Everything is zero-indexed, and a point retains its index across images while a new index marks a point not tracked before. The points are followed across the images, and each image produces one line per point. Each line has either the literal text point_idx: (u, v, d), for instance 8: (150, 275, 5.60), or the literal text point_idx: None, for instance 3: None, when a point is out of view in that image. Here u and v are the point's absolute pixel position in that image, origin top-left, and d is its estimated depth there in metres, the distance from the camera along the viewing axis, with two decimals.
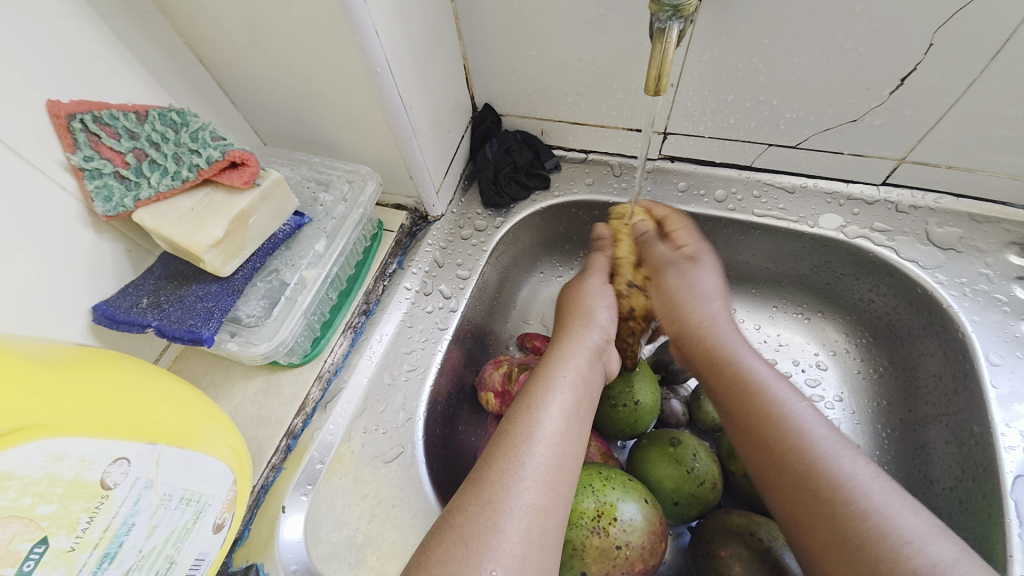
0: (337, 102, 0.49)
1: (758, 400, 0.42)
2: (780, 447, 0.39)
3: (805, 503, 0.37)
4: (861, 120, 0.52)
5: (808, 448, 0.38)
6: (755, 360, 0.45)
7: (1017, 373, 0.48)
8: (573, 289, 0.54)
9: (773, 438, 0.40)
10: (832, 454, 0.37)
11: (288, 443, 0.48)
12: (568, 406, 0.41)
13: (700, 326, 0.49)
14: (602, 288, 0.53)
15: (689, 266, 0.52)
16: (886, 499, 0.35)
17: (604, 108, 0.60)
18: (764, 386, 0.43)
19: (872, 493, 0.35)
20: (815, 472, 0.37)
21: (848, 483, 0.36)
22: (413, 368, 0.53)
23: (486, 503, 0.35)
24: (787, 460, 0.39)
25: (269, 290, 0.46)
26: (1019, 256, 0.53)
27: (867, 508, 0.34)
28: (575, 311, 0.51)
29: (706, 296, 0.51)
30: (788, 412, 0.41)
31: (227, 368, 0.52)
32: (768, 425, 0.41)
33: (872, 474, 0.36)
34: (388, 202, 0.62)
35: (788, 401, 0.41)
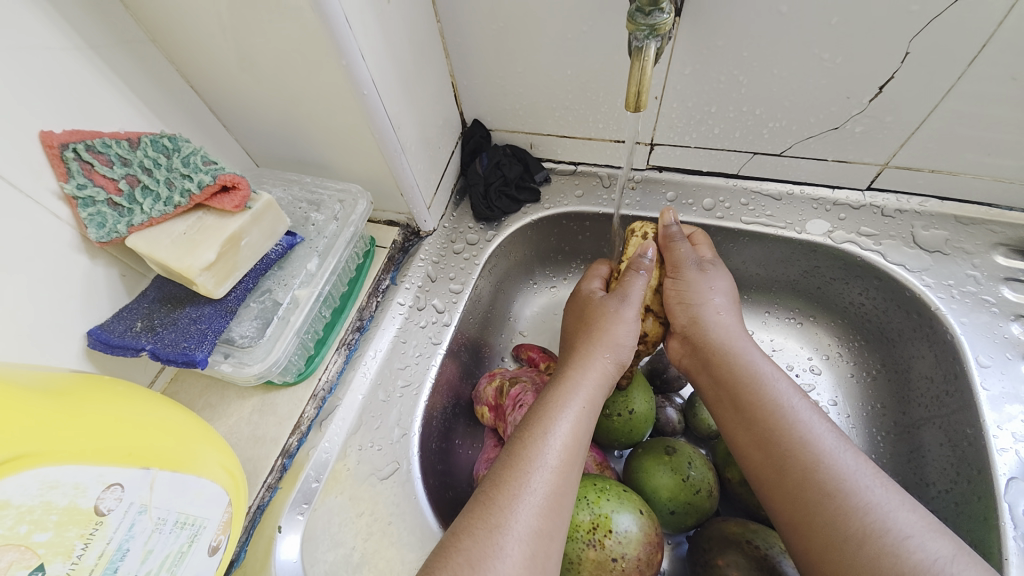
0: (326, 124, 0.50)
1: (763, 396, 0.42)
2: (784, 442, 0.39)
3: (810, 500, 0.37)
4: (843, 127, 0.53)
5: (814, 443, 0.39)
6: (759, 354, 0.45)
7: (1007, 374, 0.48)
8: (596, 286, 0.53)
9: (777, 435, 0.40)
10: (835, 450, 0.38)
11: (283, 463, 0.48)
12: (578, 430, 0.41)
13: (706, 319, 0.48)
14: (634, 321, 0.48)
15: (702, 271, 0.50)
16: (886, 495, 0.35)
17: (591, 121, 0.61)
18: (769, 381, 0.43)
19: (873, 488, 0.36)
20: (820, 467, 0.37)
21: (851, 477, 0.36)
22: (407, 384, 0.53)
23: (493, 527, 0.35)
24: (794, 455, 0.39)
25: (262, 310, 0.46)
26: (1005, 256, 0.54)
27: (870, 502, 0.35)
28: (603, 335, 0.47)
29: (718, 293, 0.49)
30: (793, 407, 0.41)
31: (222, 389, 0.52)
32: (774, 420, 0.40)
33: (870, 471, 0.37)
34: (381, 219, 0.63)
35: (791, 397, 0.41)
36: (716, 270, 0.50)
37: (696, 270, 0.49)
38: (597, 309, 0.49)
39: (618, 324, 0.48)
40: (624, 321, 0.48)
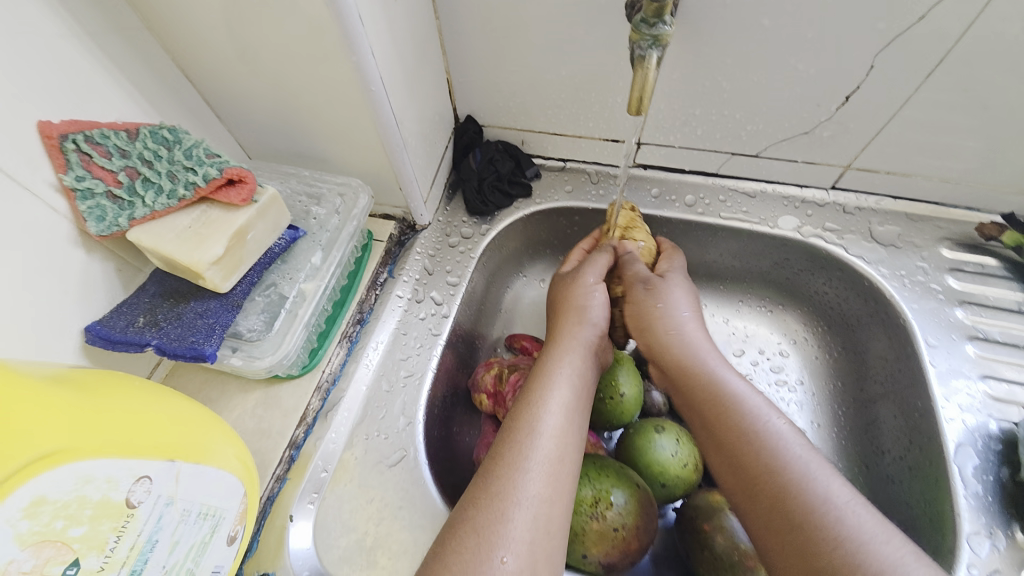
0: (327, 117, 0.50)
1: (732, 418, 0.43)
2: (753, 466, 0.40)
3: (782, 525, 0.37)
4: (812, 132, 0.58)
5: (780, 469, 0.39)
6: (730, 375, 0.46)
7: (952, 352, 0.55)
8: (568, 285, 0.54)
9: (744, 456, 0.41)
10: (805, 476, 0.38)
11: (291, 454, 0.48)
12: (569, 400, 0.43)
13: (671, 330, 0.50)
14: (594, 283, 0.53)
15: (664, 281, 0.53)
16: (861, 524, 0.35)
17: (582, 120, 0.63)
18: (739, 403, 0.43)
19: (843, 517, 0.36)
20: (788, 495, 0.38)
21: (821, 506, 0.36)
22: (410, 374, 0.54)
23: (497, 495, 0.37)
24: (761, 480, 0.39)
25: (268, 304, 0.46)
26: (949, 249, 0.61)
27: (842, 535, 0.35)
28: (567, 306, 0.52)
29: (674, 306, 0.51)
30: (763, 431, 0.41)
31: (222, 383, 0.51)
32: (744, 442, 0.41)
33: (846, 498, 0.37)
34: (377, 212, 0.63)
35: (765, 419, 0.42)
36: (670, 282, 0.53)
37: (643, 288, 0.52)
38: (560, 297, 0.53)
39: (575, 292, 0.52)
40: (584, 282, 0.53)
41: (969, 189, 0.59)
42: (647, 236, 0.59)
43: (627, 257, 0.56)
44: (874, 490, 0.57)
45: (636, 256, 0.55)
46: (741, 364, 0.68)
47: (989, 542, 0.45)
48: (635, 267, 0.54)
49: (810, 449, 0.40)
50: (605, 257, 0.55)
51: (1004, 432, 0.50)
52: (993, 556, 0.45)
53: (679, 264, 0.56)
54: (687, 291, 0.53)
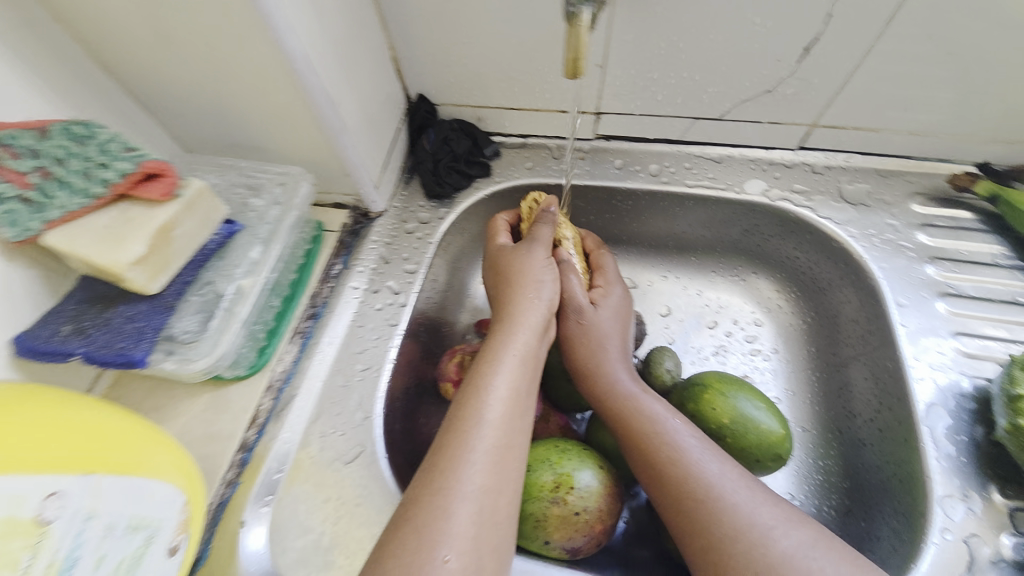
0: (257, 103, 0.48)
1: (636, 419, 0.44)
2: (659, 460, 0.42)
3: (688, 506, 0.39)
4: (775, 90, 0.55)
5: (681, 457, 0.41)
6: (631, 382, 0.48)
7: (922, 311, 0.53)
8: (513, 258, 0.52)
9: (651, 453, 0.42)
10: (701, 461, 0.40)
11: (241, 458, 0.47)
12: (515, 381, 0.42)
13: (589, 363, 0.49)
14: (544, 259, 0.52)
15: (593, 310, 0.52)
16: (750, 495, 0.38)
17: (536, 92, 0.61)
18: (642, 406, 0.45)
19: (736, 490, 0.39)
20: (690, 478, 0.40)
21: (717, 484, 0.39)
22: (368, 367, 0.53)
23: (439, 490, 0.35)
24: (666, 472, 0.41)
25: (204, 303, 0.44)
26: (921, 205, 0.59)
27: (736, 501, 0.38)
28: (520, 278, 0.50)
29: (603, 337, 0.50)
30: (664, 428, 0.43)
31: (170, 388, 0.50)
32: (649, 439, 0.43)
33: (734, 476, 0.40)
34: (327, 202, 0.60)
35: (665, 418, 0.44)
36: (602, 308, 0.52)
37: (575, 314, 0.51)
38: (512, 267, 0.51)
39: (528, 265, 0.51)
40: (535, 257, 0.51)
41: (939, 141, 0.57)
42: (573, 231, 0.59)
43: (566, 269, 0.53)
44: (847, 455, 0.55)
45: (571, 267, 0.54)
46: (715, 336, 0.65)
47: (964, 506, 0.44)
48: (571, 285, 0.52)
49: (702, 437, 0.42)
50: (548, 231, 0.53)
51: (976, 389, 0.49)
52: (968, 520, 0.43)
53: (615, 277, 0.56)
54: (616, 318, 0.52)
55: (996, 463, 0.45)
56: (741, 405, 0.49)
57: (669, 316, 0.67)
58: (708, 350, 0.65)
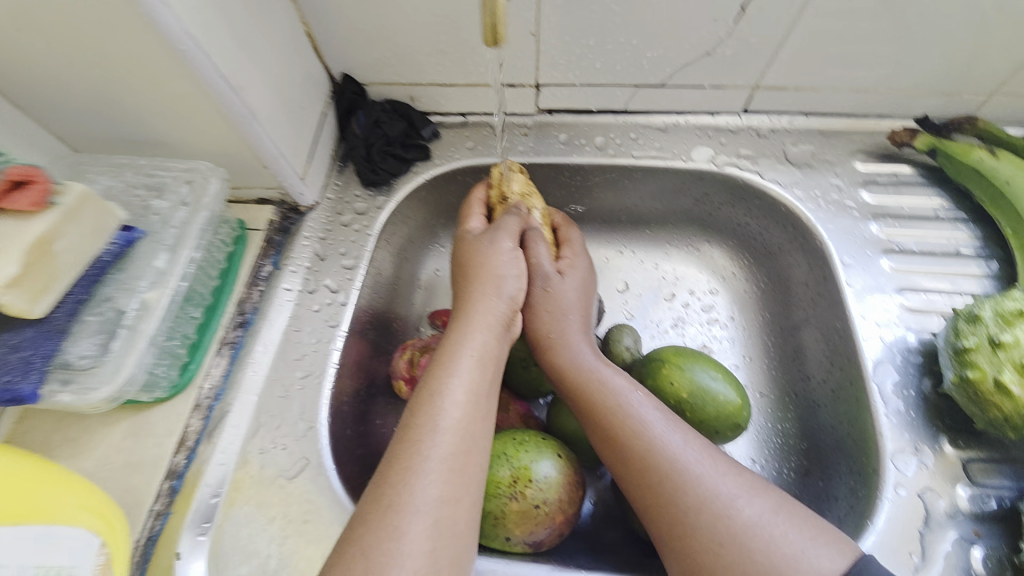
0: (147, 91, 0.42)
1: (597, 396, 0.42)
2: (622, 437, 0.40)
3: (654, 483, 0.38)
4: (714, 51, 0.53)
5: (645, 432, 0.39)
6: (593, 356, 0.45)
7: (867, 269, 0.53)
8: (472, 248, 0.49)
9: (615, 431, 0.40)
10: (664, 435, 0.39)
11: (172, 485, 0.43)
12: (474, 385, 0.39)
13: (551, 333, 0.47)
14: (509, 251, 0.48)
15: (559, 277, 0.49)
16: (712, 466, 0.37)
17: (469, 65, 0.57)
18: (603, 381, 0.43)
19: (699, 463, 0.37)
20: (654, 453, 0.38)
21: (680, 458, 0.38)
22: (307, 374, 0.49)
23: (388, 506, 0.33)
24: (630, 449, 0.39)
25: (103, 323, 0.40)
26: (863, 162, 0.59)
27: (700, 473, 0.37)
28: (478, 267, 0.47)
29: (567, 311, 0.48)
30: (626, 403, 0.41)
31: (84, 418, 0.45)
32: (611, 416, 0.41)
33: (697, 446, 0.39)
34: (250, 198, 0.55)
35: (626, 392, 0.42)
36: (567, 279, 0.49)
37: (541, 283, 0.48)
38: (472, 257, 0.48)
39: (490, 259, 0.47)
40: (500, 250, 0.48)
41: (880, 96, 0.57)
42: (542, 203, 0.55)
43: (533, 235, 0.50)
44: (803, 417, 0.56)
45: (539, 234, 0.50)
46: (673, 308, 0.65)
47: (915, 459, 0.45)
48: (539, 250, 0.49)
49: (664, 410, 0.41)
50: (514, 221, 0.50)
51: (921, 343, 0.50)
52: (921, 474, 0.44)
53: (582, 249, 0.53)
54: (582, 291, 0.49)
55: (945, 415, 0.46)
56: (698, 378, 0.48)
57: (627, 293, 0.66)
58: (667, 323, 0.64)
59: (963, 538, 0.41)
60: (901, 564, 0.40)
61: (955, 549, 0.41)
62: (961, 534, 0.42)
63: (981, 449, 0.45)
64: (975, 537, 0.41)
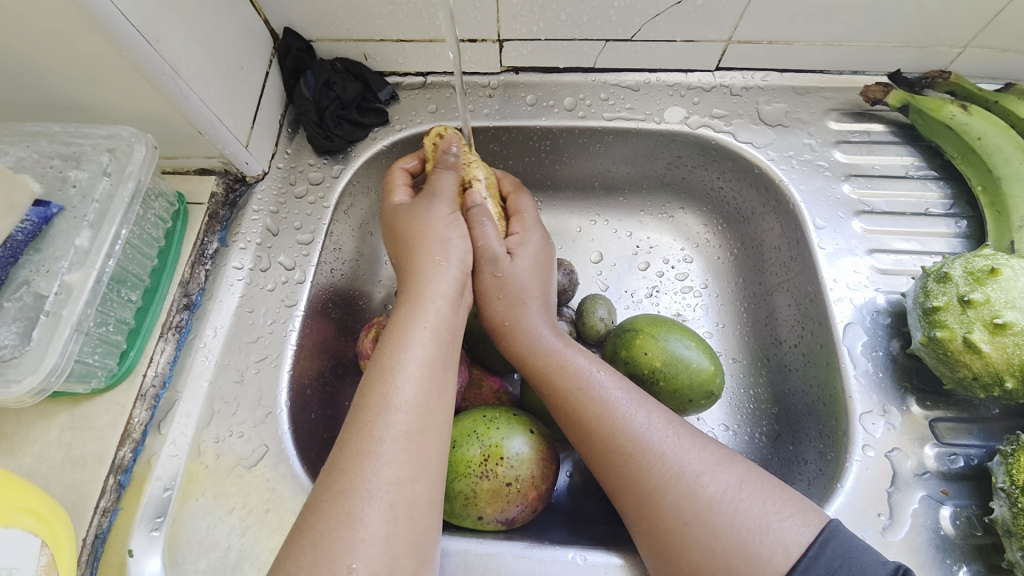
0: (47, 46, 0.37)
1: (560, 378, 0.41)
2: (585, 419, 0.39)
3: (618, 463, 0.37)
4: (685, 1, 0.50)
5: (608, 413, 0.38)
6: (553, 337, 0.44)
7: (839, 231, 0.53)
8: (410, 217, 0.45)
9: (578, 414, 0.39)
10: (628, 413, 0.38)
11: (119, 480, 0.40)
12: (428, 360, 0.37)
13: (506, 320, 0.45)
14: (448, 214, 0.45)
15: (510, 260, 0.45)
16: (678, 442, 0.37)
17: (425, 18, 0.52)
18: (565, 363, 0.42)
19: (664, 440, 0.37)
20: (618, 433, 0.37)
21: (645, 435, 0.37)
22: (263, 357, 0.46)
23: (341, 492, 0.31)
24: (594, 431, 0.38)
25: (22, 309, 0.36)
26: (837, 121, 0.57)
27: (665, 451, 0.36)
28: (422, 240, 0.43)
29: (522, 291, 0.45)
30: (588, 383, 0.40)
31: (15, 413, 0.41)
32: (574, 398, 0.40)
33: (662, 423, 0.38)
34: (189, 168, 0.51)
35: (589, 371, 0.41)
36: (520, 258, 0.46)
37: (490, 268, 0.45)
38: (413, 231, 0.44)
39: (430, 223, 0.44)
40: (436, 214, 0.45)
41: (853, 50, 0.55)
42: (485, 172, 0.50)
43: (477, 214, 0.46)
44: (775, 381, 0.56)
45: (484, 211, 0.47)
46: (647, 278, 0.63)
47: (883, 420, 0.45)
48: (483, 232, 0.46)
49: (629, 388, 0.40)
50: (451, 179, 0.47)
51: (891, 304, 0.50)
52: (889, 434, 0.45)
53: (533, 223, 0.50)
54: (537, 269, 0.46)
55: (912, 375, 0.47)
56: (671, 346, 0.47)
57: (601, 263, 0.64)
58: (641, 293, 0.63)
59: (932, 498, 0.42)
60: (869, 525, 0.41)
61: (922, 507, 0.42)
62: (928, 493, 0.43)
63: (949, 409, 0.46)
64: (942, 496, 0.42)
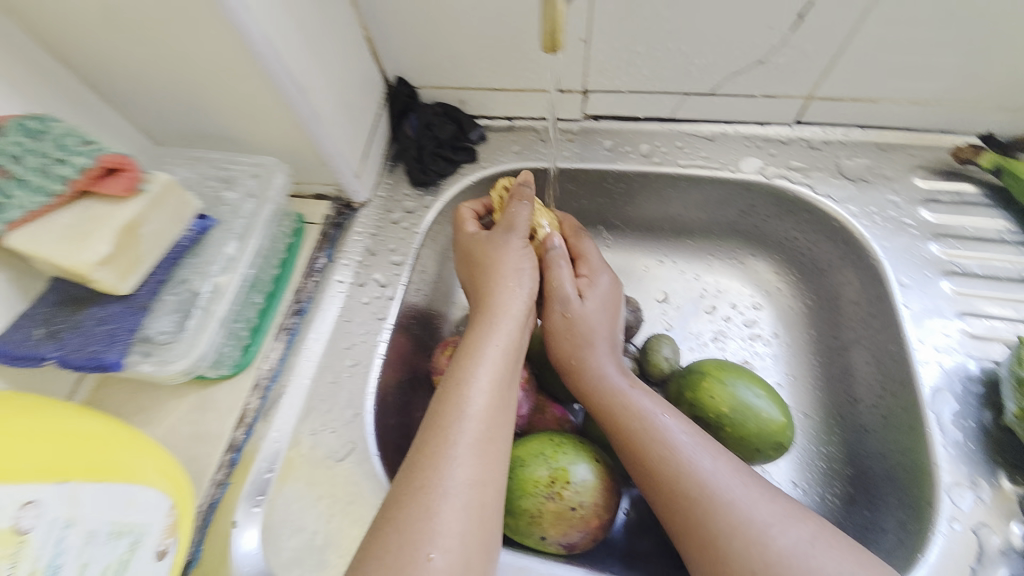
0: (228, 91, 0.45)
1: (626, 418, 0.43)
2: (650, 460, 0.40)
3: (683, 506, 0.38)
4: (767, 60, 0.53)
5: (673, 456, 0.39)
6: (619, 378, 0.46)
7: (925, 291, 0.51)
8: (486, 250, 0.49)
9: (644, 453, 0.41)
10: (693, 458, 0.39)
11: (231, 458, 0.46)
12: (498, 375, 0.41)
13: (573, 359, 0.48)
14: (520, 247, 0.49)
15: (579, 300, 0.49)
16: (746, 490, 0.37)
17: (519, 71, 0.58)
18: (629, 403, 0.43)
19: (731, 487, 0.37)
20: (684, 477, 0.38)
21: (710, 481, 0.38)
22: (356, 363, 0.51)
23: (421, 488, 0.34)
24: (659, 472, 0.39)
25: (180, 303, 0.43)
26: (923, 178, 0.56)
27: (733, 498, 0.37)
28: (496, 269, 0.48)
29: (589, 335, 0.48)
30: (653, 425, 0.41)
31: (154, 391, 0.49)
32: (639, 439, 0.41)
33: (728, 469, 0.38)
34: (308, 193, 0.58)
35: (654, 414, 0.42)
36: (588, 296, 0.50)
37: (560, 307, 0.49)
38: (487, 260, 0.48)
39: (504, 255, 0.48)
40: (512, 247, 0.49)
41: (942, 109, 0.55)
42: (550, 216, 0.55)
43: (554, 256, 0.50)
44: (850, 442, 0.54)
45: (560, 253, 0.51)
46: (713, 321, 0.64)
47: (972, 494, 0.43)
48: (557, 272, 0.50)
49: (694, 431, 0.41)
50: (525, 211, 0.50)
51: (983, 372, 0.48)
52: (977, 509, 0.42)
53: (600, 264, 0.53)
54: (604, 311, 0.49)
55: (1005, 450, 0.44)
56: (740, 393, 0.47)
57: (667, 302, 0.65)
58: (706, 336, 0.63)
59: None
60: None
61: None
62: (1013, 573, 0.40)
63: None
64: None
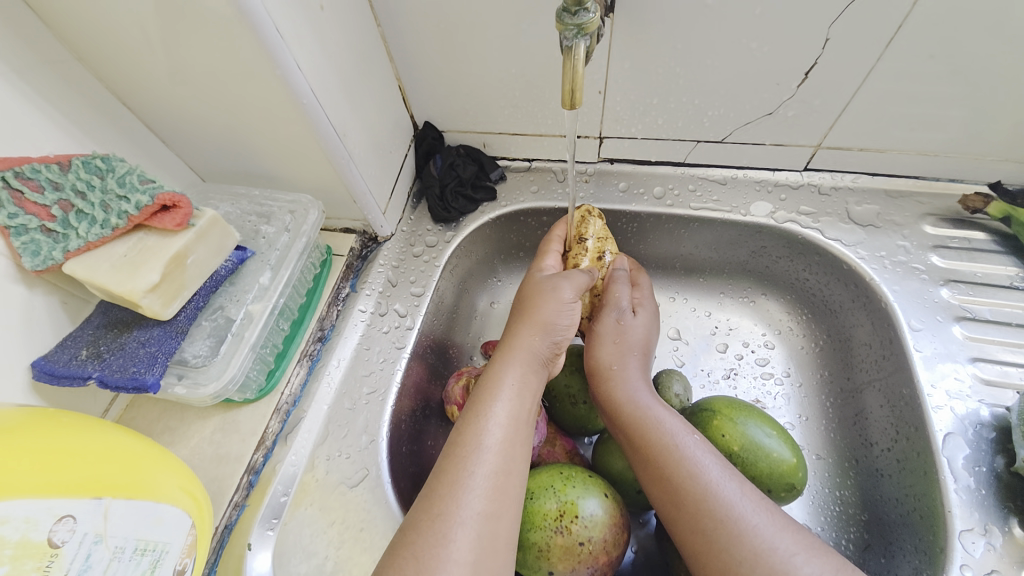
0: (272, 136, 0.50)
1: (654, 436, 0.43)
2: (675, 479, 0.40)
3: (705, 528, 0.38)
4: (776, 112, 0.55)
5: (701, 474, 0.40)
6: (650, 398, 0.46)
7: (937, 335, 0.52)
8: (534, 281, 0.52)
9: (670, 470, 0.41)
10: (719, 481, 0.39)
11: (249, 480, 0.48)
12: (515, 412, 0.42)
13: (613, 365, 0.49)
14: (571, 299, 0.49)
15: (632, 314, 0.52)
16: (768, 521, 0.37)
17: (540, 118, 0.62)
18: (658, 422, 0.44)
19: (754, 514, 0.37)
20: (708, 498, 0.38)
21: (733, 506, 0.38)
22: (373, 390, 0.53)
23: (438, 516, 0.35)
24: (683, 491, 0.40)
25: (214, 328, 0.46)
26: (933, 225, 0.58)
27: (756, 524, 0.37)
28: (540, 293, 0.50)
29: (631, 346, 0.51)
30: (679, 445, 0.42)
31: (181, 411, 0.51)
32: (661, 458, 0.42)
33: (752, 499, 0.38)
34: (336, 227, 0.62)
35: (682, 436, 0.43)
36: (640, 316, 0.53)
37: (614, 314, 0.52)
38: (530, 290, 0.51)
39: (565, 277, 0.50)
40: (560, 296, 0.49)
41: (949, 160, 0.56)
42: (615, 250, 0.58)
43: (616, 276, 0.54)
44: (864, 485, 0.53)
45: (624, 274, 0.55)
46: (725, 359, 0.64)
47: (984, 541, 0.42)
48: (618, 289, 0.53)
49: (720, 458, 0.41)
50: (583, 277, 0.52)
51: (995, 418, 0.47)
52: (989, 556, 0.42)
53: (649, 293, 0.56)
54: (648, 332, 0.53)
55: (1020, 497, 0.44)
56: (751, 432, 0.48)
57: (679, 339, 0.66)
58: (718, 373, 0.63)
59: None
60: None
61: None
62: None
63: None
64: None
